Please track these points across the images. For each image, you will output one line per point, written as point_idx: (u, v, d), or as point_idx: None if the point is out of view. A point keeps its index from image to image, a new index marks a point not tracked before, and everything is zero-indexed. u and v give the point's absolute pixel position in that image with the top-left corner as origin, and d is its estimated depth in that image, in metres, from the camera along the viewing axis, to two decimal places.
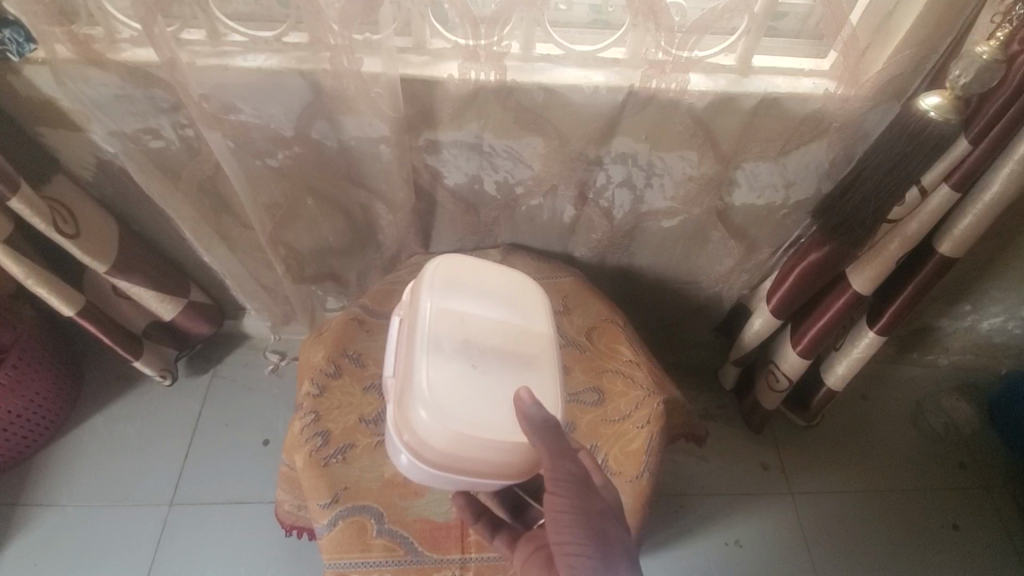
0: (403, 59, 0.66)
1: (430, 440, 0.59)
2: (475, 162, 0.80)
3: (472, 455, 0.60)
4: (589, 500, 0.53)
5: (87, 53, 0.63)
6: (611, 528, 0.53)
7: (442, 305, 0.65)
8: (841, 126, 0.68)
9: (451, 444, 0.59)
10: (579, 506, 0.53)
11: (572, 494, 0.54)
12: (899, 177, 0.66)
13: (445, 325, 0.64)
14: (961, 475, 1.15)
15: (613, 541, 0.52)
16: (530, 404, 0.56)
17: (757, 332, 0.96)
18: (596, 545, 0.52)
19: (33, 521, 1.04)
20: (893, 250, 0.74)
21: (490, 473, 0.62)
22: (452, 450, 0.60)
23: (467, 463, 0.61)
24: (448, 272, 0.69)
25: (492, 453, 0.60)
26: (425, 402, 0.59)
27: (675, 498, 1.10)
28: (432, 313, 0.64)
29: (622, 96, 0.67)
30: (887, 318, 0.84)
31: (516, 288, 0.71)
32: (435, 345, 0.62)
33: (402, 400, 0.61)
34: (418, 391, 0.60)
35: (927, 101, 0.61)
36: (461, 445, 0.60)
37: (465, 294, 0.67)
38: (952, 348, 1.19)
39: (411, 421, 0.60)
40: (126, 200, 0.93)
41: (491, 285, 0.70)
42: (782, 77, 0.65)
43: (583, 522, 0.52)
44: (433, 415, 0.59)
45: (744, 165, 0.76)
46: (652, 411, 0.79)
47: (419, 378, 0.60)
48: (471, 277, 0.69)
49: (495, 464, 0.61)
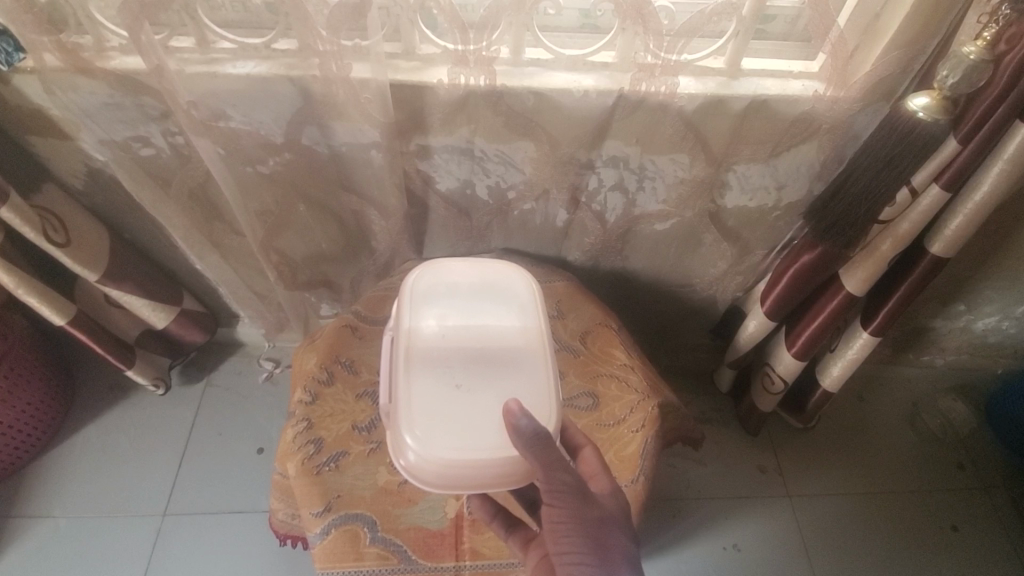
0: (392, 65, 0.66)
1: (421, 465, 0.58)
2: (467, 167, 0.79)
3: (469, 475, 0.58)
4: (585, 509, 0.54)
5: (75, 62, 0.64)
6: (612, 535, 0.54)
7: (422, 323, 0.65)
8: (831, 127, 0.68)
9: (446, 466, 0.58)
10: (576, 516, 0.54)
11: (568, 504, 0.54)
12: (889, 178, 0.65)
13: (424, 344, 0.64)
14: (960, 477, 1.14)
15: (613, 548, 0.53)
16: (525, 427, 0.55)
17: (751, 335, 0.95)
18: (594, 553, 0.53)
19: (25, 532, 1.03)
20: (885, 251, 0.74)
21: (496, 484, 0.59)
22: (446, 472, 0.58)
23: (467, 481, 0.59)
24: (431, 286, 0.69)
25: (494, 465, 0.58)
26: (410, 429, 0.59)
27: (672, 503, 1.09)
28: (412, 333, 0.64)
29: (612, 99, 0.67)
30: (880, 319, 0.84)
31: (500, 293, 0.70)
32: (416, 366, 0.62)
33: (392, 427, 0.60)
34: (403, 417, 0.59)
35: (916, 102, 0.61)
36: (452, 468, 0.58)
37: (448, 307, 0.67)
38: (948, 348, 1.18)
39: (400, 447, 0.59)
40: (118, 209, 0.93)
41: (475, 293, 0.69)
42: (771, 79, 0.65)
43: (581, 531, 0.53)
44: (421, 440, 0.58)
45: (736, 166, 0.76)
46: (648, 415, 0.79)
47: (407, 403, 0.60)
48: (453, 290, 0.69)
49: (496, 479, 0.59)
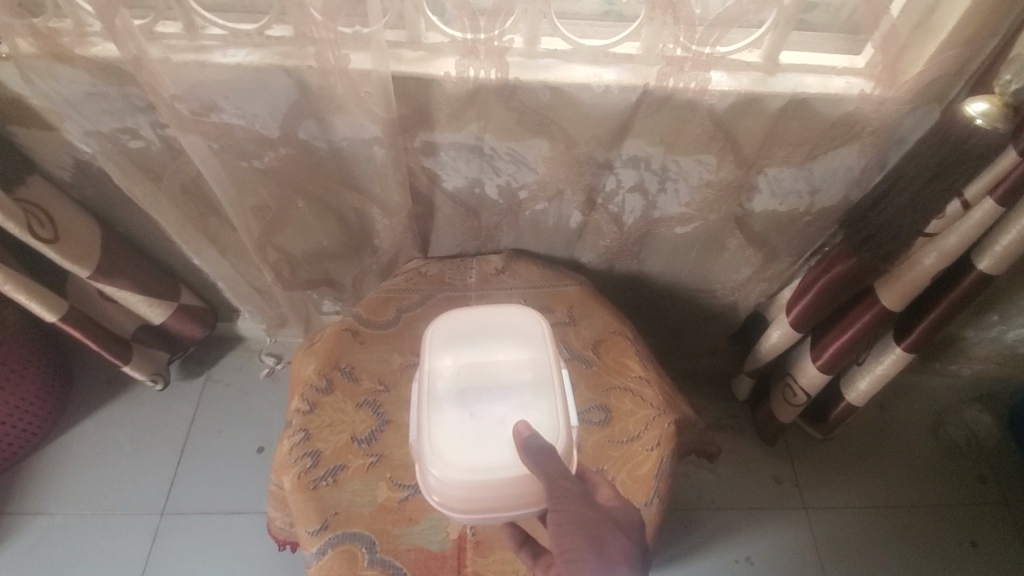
0: (396, 55, 0.60)
1: (445, 496, 0.56)
2: (476, 165, 0.74)
3: (490, 501, 0.55)
4: (586, 510, 0.51)
5: (52, 48, 0.59)
6: (613, 537, 0.50)
7: (435, 356, 0.63)
8: (876, 130, 0.62)
9: (469, 494, 0.55)
10: (578, 517, 0.50)
11: (571, 506, 0.51)
12: (938, 188, 0.61)
13: (438, 376, 0.61)
14: (981, 491, 1.10)
15: (612, 547, 0.49)
16: (529, 434, 0.53)
17: (774, 345, 0.90)
18: (598, 553, 0.49)
19: (20, 529, 1.01)
20: (928, 266, 0.68)
21: (518, 507, 0.56)
22: (468, 499, 0.56)
23: (491, 507, 0.55)
24: (443, 315, 0.66)
25: (512, 489, 0.55)
26: (430, 463, 0.57)
27: (683, 513, 1.05)
28: (426, 367, 0.62)
29: (636, 96, 0.61)
30: (915, 336, 0.79)
31: (513, 319, 0.66)
32: (431, 401, 0.60)
33: (416, 462, 0.59)
34: (423, 453, 0.57)
35: (974, 106, 0.56)
36: (474, 496, 0.55)
37: (461, 337, 0.64)
38: (976, 357, 1.12)
39: (426, 481, 0.57)
40: (108, 202, 0.88)
41: (487, 318, 0.66)
42: (812, 75, 0.59)
43: (582, 531, 0.50)
44: (442, 472, 0.56)
45: (767, 169, 0.70)
46: (663, 432, 0.73)
47: (424, 436, 0.58)
48: (470, 318, 0.66)
49: (517, 503, 0.55)
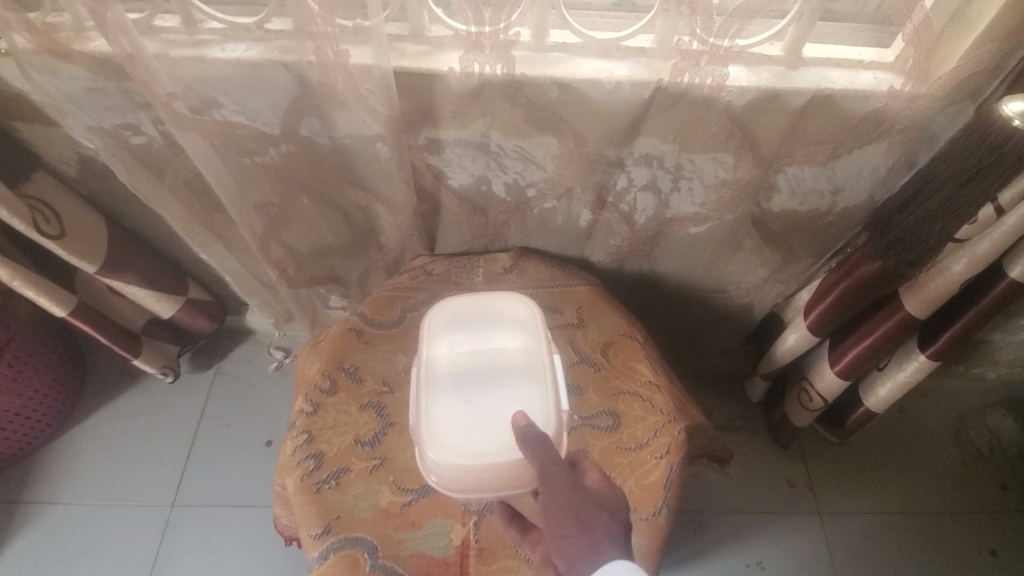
0: (398, 50, 0.58)
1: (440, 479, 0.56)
2: (482, 162, 0.72)
3: (484, 483, 0.55)
4: (575, 492, 0.50)
5: (49, 44, 0.57)
6: (600, 517, 0.50)
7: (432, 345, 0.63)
8: (905, 128, 0.59)
9: (463, 477, 0.55)
10: (567, 500, 0.49)
11: (560, 489, 0.50)
12: (972, 193, 0.57)
13: (434, 365, 0.61)
14: (1002, 499, 1.06)
15: (599, 527, 0.49)
16: (524, 426, 0.51)
17: (790, 348, 0.87)
18: (586, 532, 0.49)
19: (35, 519, 1.03)
20: (957, 273, 0.64)
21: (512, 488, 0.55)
22: (462, 481, 0.55)
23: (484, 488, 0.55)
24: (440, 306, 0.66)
25: (506, 472, 0.55)
26: (426, 447, 0.56)
27: (694, 516, 1.03)
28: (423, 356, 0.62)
29: (648, 92, 0.58)
30: (941, 343, 0.75)
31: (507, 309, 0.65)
32: (427, 388, 0.59)
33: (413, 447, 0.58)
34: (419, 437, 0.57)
35: (1012, 106, 0.51)
36: (468, 478, 0.55)
37: (456, 327, 0.64)
38: (1002, 361, 1.07)
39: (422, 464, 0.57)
40: (114, 197, 0.88)
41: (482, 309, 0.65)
42: (837, 70, 0.55)
43: (570, 513, 0.49)
44: (436, 455, 0.56)
45: (787, 168, 0.67)
46: (673, 440, 0.71)
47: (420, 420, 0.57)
48: (466, 308, 0.65)
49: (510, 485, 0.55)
